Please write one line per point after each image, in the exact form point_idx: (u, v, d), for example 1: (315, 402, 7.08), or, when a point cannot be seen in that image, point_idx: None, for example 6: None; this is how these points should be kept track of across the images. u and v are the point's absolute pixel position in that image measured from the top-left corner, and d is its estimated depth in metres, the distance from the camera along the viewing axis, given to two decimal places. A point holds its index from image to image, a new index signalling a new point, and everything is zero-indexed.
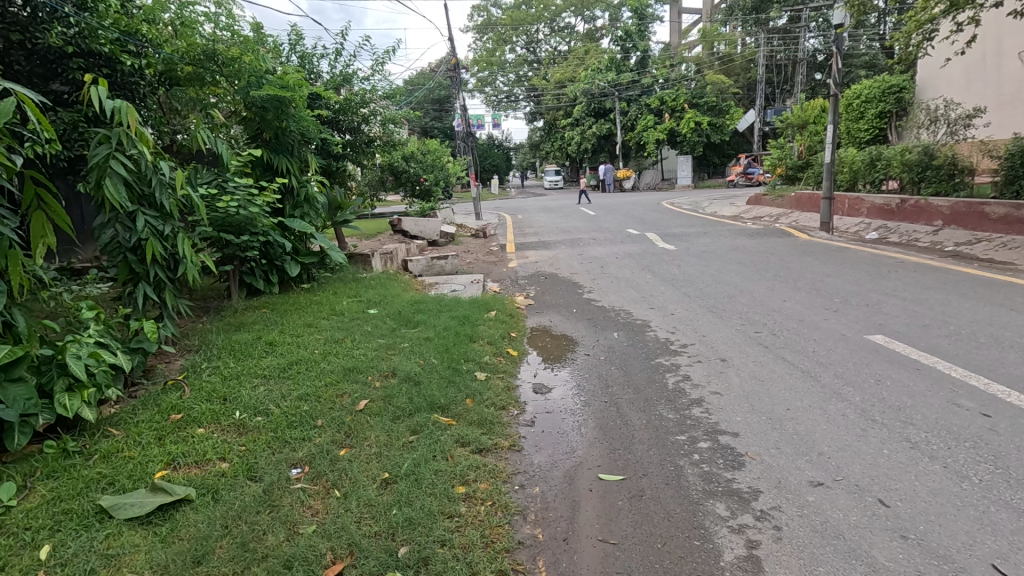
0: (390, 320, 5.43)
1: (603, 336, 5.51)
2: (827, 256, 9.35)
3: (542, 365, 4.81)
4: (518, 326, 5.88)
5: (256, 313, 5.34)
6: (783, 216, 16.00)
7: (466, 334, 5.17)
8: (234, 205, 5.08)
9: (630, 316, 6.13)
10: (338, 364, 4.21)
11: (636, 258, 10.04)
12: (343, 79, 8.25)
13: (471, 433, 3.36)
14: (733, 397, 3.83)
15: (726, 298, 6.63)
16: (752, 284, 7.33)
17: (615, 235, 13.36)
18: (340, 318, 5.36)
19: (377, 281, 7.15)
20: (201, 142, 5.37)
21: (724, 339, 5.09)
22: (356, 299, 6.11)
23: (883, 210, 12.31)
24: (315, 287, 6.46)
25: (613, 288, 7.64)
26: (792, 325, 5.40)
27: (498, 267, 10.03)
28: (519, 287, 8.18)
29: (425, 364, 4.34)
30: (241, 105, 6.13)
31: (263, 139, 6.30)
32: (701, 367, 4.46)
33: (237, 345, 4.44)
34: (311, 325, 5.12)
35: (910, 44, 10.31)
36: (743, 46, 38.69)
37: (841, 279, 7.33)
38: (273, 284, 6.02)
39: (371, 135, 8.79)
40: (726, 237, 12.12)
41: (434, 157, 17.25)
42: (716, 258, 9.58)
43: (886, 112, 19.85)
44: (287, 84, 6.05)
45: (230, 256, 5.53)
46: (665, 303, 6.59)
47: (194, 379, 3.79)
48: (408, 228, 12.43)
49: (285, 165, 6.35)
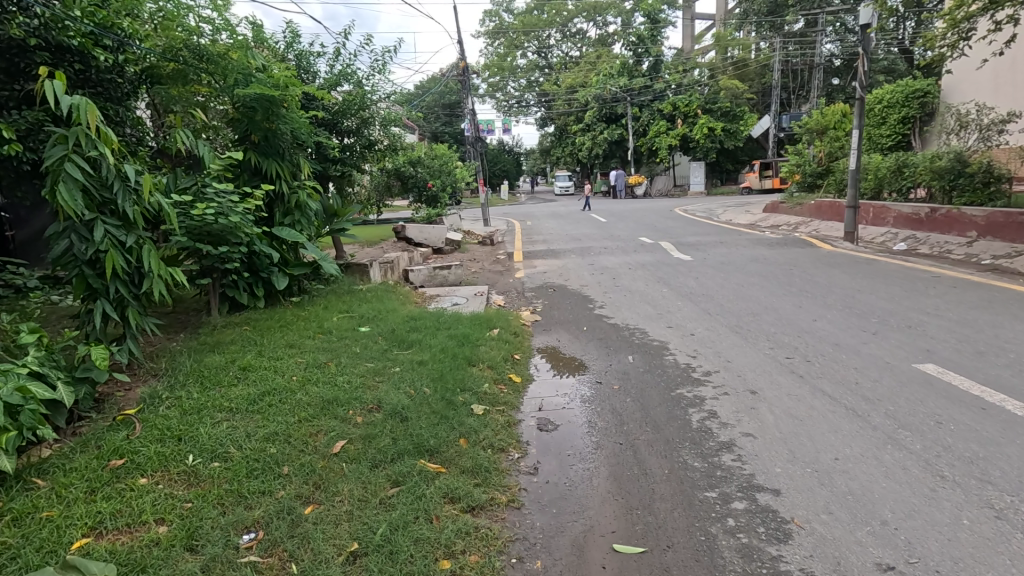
0: (382, 340, 4.94)
1: (616, 359, 4.99)
2: (854, 269, 8.78)
3: (547, 393, 4.31)
4: (523, 347, 5.38)
5: (236, 330, 4.89)
6: (803, 225, 15.41)
7: (464, 358, 4.67)
8: (211, 212, 4.64)
9: (645, 337, 5.62)
10: (317, 395, 3.71)
11: (650, 269, 9.53)
12: (342, 79, 7.84)
13: (461, 485, 2.86)
14: (769, 441, 3.29)
15: (750, 316, 6.09)
16: (778, 300, 6.78)
17: (628, 243, 12.87)
18: (327, 338, 4.89)
19: (373, 294, 6.69)
20: (180, 143, 4.96)
21: (752, 366, 4.55)
22: (347, 315, 5.64)
23: (911, 219, 11.68)
24: (305, 301, 6.01)
25: (626, 303, 7.12)
26: (828, 350, 4.86)
27: (504, 278, 9.56)
28: (525, 300, 7.69)
29: (416, 395, 3.84)
30: (228, 105, 5.72)
31: (251, 142, 5.87)
32: (728, 401, 3.92)
33: (206, 371, 3.97)
34: (294, 345, 4.65)
35: (944, 44, 9.68)
36: (758, 51, 38.12)
37: (875, 295, 6.76)
38: (258, 298, 5.56)
39: (373, 138, 8.36)
40: (745, 247, 11.56)
41: (441, 162, 16.87)
42: (735, 270, 9.05)
43: (910, 117, 19.25)
44: (279, 83, 5.63)
45: (209, 267, 5.08)
46: (684, 321, 6.07)
47: (149, 414, 3.32)
48: (413, 235, 12.04)
49: (275, 170, 5.91)
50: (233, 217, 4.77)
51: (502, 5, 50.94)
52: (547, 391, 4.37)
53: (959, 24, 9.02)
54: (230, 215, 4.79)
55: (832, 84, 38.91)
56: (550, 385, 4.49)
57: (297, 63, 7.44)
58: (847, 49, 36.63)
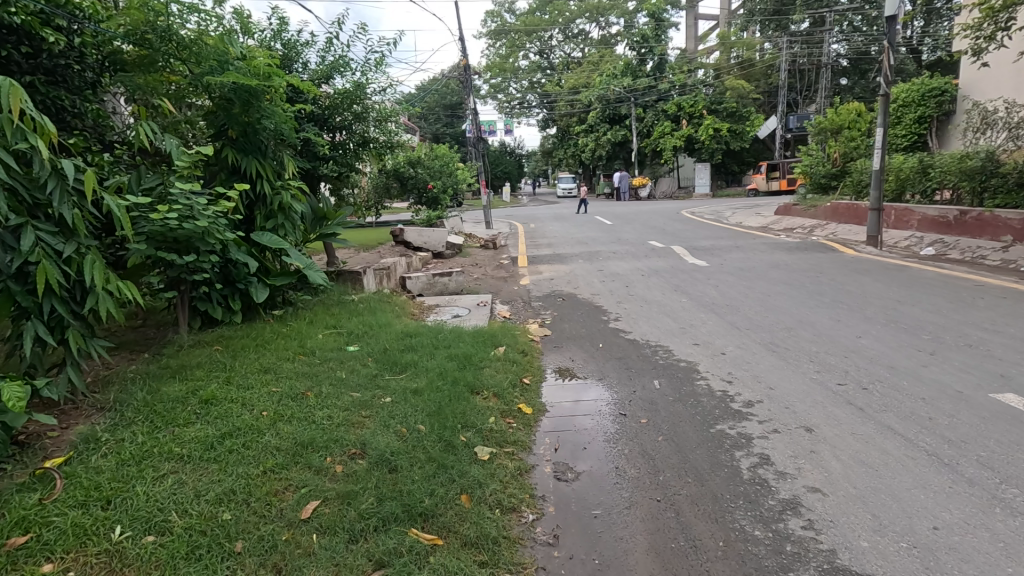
0: (372, 363, 4.32)
1: (640, 384, 4.36)
2: (887, 276, 8.15)
3: (567, 429, 3.66)
4: (532, 368, 4.75)
5: (204, 351, 4.27)
6: (819, 228, 14.77)
7: (466, 385, 4.04)
8: (174, 214, 4.03)
9: (671, 356, 4.99)
10: (289, 437, 3.08)
11: (664, 275, 8.93)
12: (332, 70, 7.21)
13: (462, 567, 2.25)
14: (845, 501, 2.67)
15: (785, 331, 5.46)
16: (813, 313, 6.14)
17: (638, 248, 12.24)
18: (309, 361, 4.26)
19: (366, 305, 6.08)
20: (143, 137, 4.35)
21: (801, 394, 3.92)
22: (335, 332, 5.02)
23: (938, 222, 11.04)
24: (289, 315, 5.38)
25: (644, 314, 6.51)
26: (885, 374, 4.22)
27: (508, 285, 8.96)
28: (532, 310, 7.08)
29: (410, 436, 3.21)
30: (205, 96, 5.23)
31: (228, 137, 5.40)
32: (781, 441, 3.30)
33: (160, 404, 3.34)
34: (271, 370, 4.03)
35: (980, 35, 9.01)
36: (764, 51, 37.48)
37: (919, 307, 6.12)
38: (234, 312, 4.94)
39: (366, 136, 7.70)
40: (761, 251, 10.96)
41: (442, 163, 16.32)
42: (757, 277, 8.42)
43: (926, 116, 18.60)
44: (259, 72, 5.15)
45: (176, 278, 4.45)
46: (712, 337, 5.45)
47: (77, 465, 2.69)
48: (411, 238, 11.47)
49: (255, 169, 5.38)
50: (201, 220, 4.15)
51: (504, 6, 50.55)
52: (564, 424, 3.74)
53: (998, 13, 8.37)
54: (198, 218, 4.18)
55: (840, 85, 38.26)
56: (566, 416, 3.86)
57: (284, 54, 6.86)
58: (855, 49, 35.99)
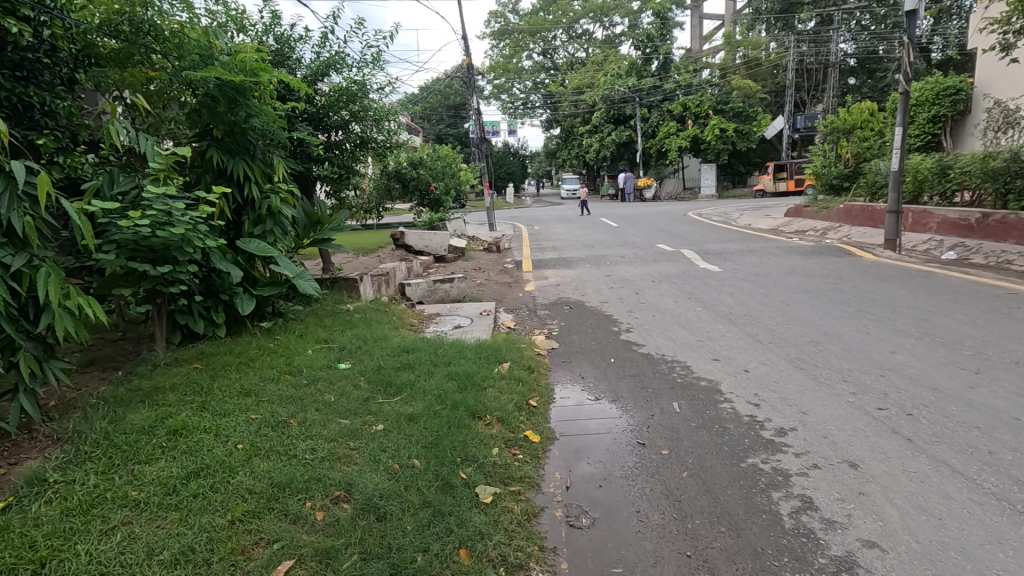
0: (365, 384, 3.95)
1: (658, 408, 3.97)
2: (910, 283, 7.74)
3: (580, 457, 3.34)
4: (539, 388, 4.37)
5: (182, 371, 3.90)
6: (831, 231, 14.35)
7: (466, 409, 3.67)
8: (147, 221, 3.67)
9: (690, 373, 4.61)
10: (265, 475, 2.72)
11: (676, 282, 8.55)
12: (328, 66, 6.83)
13: None
14: (909, 561, 2.28)
15: (812, 346, 5.06)
16: (839, 324, 5.74)
17: (646, 251, 11.85)
18: (295, 381, 3.89)
19: (362, 316, 5.72)
20: (114, 136, 3.99)
21: (839, 422, 3.53)
22: (325, 347, 4.66)
23: (959, 225, 10.62)
24: (277, 329, 5.01)
25: (657, 324, 6.13)
26: (929, 398, 3.82)
27: (512, 291, 8.59)
28: (538, 320, 6.70)
29: (402, 474, 2.84)
30: (188, 94, 4.89)
31: (213, 137, 5.06)
32: (824, 480, 2.92)
33: (122, 436, 2.97)
34: (251, 393, 3.66)
35: (1009, 28, 8.58)
36: (770, 50, 37.03)
37: (953, 318, 5.71)
38: (217, 326, 4.57)
39: (362, 135, 7.31)
40: (775, 255, 10.56)
41: (444, 163, 15.96)
42: (774, 284, 8.01)
43: (940, 116, 18.14)
44: (246, 68, 4.85)
45: (152, 291, 4.09)
46: (733, 352, 5.06)
47: (13, 517, 2.31)
48: (412, 242, 11.11)
49: (242, 171, 5.03)
50: (178, 228, 3.79)
51: (508, 6, 50.24)
52: (576, 456, 3.35)
53: None
54: (175, 225, 3.83)
55: (848, 84, 37.73)
56: (579, 446, 3.48)
57: (277, 50, 6.50)
58: (864, 48, 35.52)
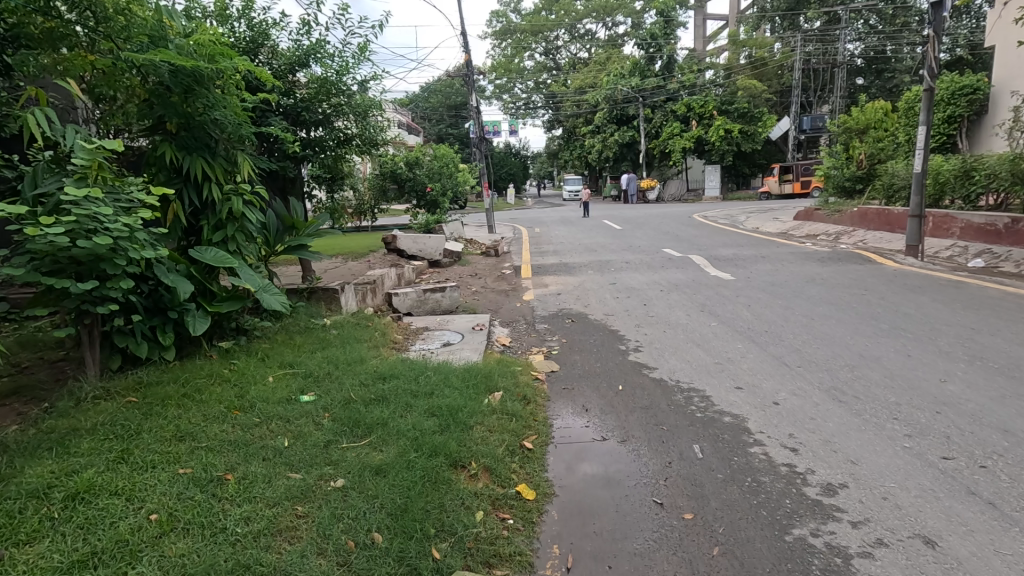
0: (329, 423, 3.33)
1: (677, 453, 3.33)
2: (942, 294, 7.10)
3: (581, 457, 3.33)
4: (536, 425, 3.75)
5: (110, 407, 3.27)
6: (845, 236, 13.73)
7: (446, 458, 3.05)
8: (62, 230, 3.05)
9: (710, 406, 3.98)
10: (179, 564, 2.10)
11: (687, 291, 7.92)
12: (307, 54, 6.17)
13: None
14: None
15: (848, 372, 4.43)
16: (873, 344, 5.11)
17: (653, 257, 11.19)
18: (244, 421, 3.27)
19: (339, 334, 5.12)
20: (32, 129, 3.36)
21: (898, 477, 2.91)
22: (289, 374, 4.03)
23: (985, 230, 9.99)
24: (238, 351, 4.38)
25: (669, 342, 5.51)
26: (1003, 444, 3.18)
27: (509, 300, 7.99)
28: (537, 335, 6.08)
29: (357, 559, 2.25)
30: (135, 81, 4.28)
31: (166, 131, 4.46)
32: (896, 563, 2.30)
33: (4, 503, 2.35)
34: (187, 436, 3.03)
35: None
36: (776, 50, 36.41)
37: (1003, 337, 5.09)
38: (165, 349, 3.96)
39: (346, 132, 6.66)
40: (790, 262, 9.92)
41: (441, 164, 15.36)
42: (793, 295, 7.37)
43: (957, 116, 17.46)
44: (203, 52, 4.29)
45: (81, 312, 3.47)
46: (758, 379, 4.43)
47: None
48: (405, 246, 10.51)
49: (200, 170, 4.44)
50: (104, 239, 3.17)
51: (510, 6, 49.65)
52: (576, 456, 3.35)
53: None
54: (100, 233, 3.21)
55: (855, 85, 37.02)
56: (581, 472, 3.17)
57: (249, 37, 5.89)
58: (871, 47, 34.89)
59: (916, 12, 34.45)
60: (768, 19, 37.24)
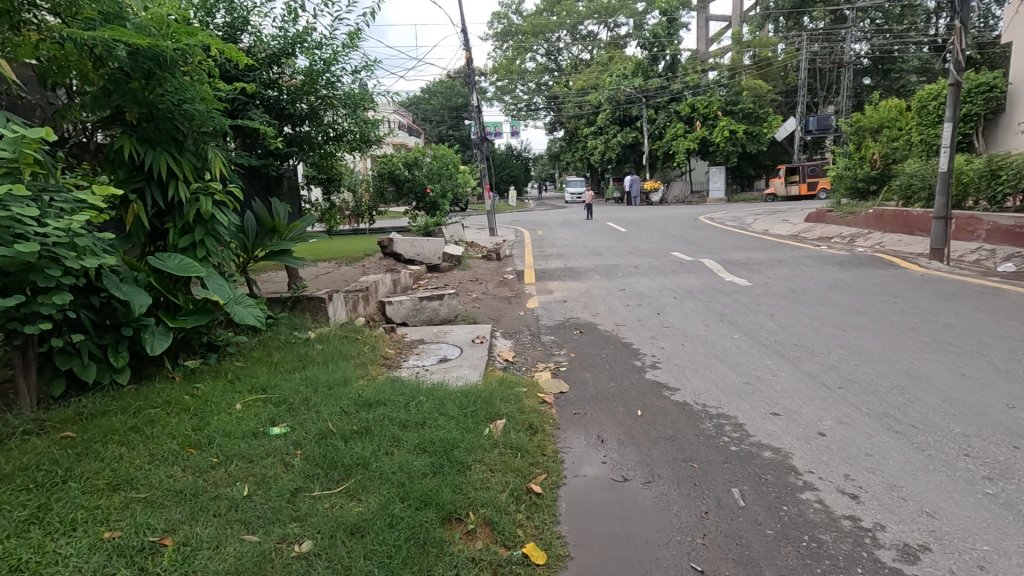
0: (298, 465, 2.80)
1: (714, 501, 2.79)
2: (980, 301, 6.56)
3: (596, 492, 2.93)
4: (544, 461, 3.22)
5: (40, 445, 2.75)
6: (861, 239, 13.19)
7: (438, 510, 2.54)
8: None
9: (745, 437, 3.45)
10: None
11: (702, 298, 7.39)
12: (293, 42, 5.63)
13: None
14: None
15: (899, 396, 3.89)
16: (920, 360, 4.57)
17: (662, 260, 10.69)
18: (198, 462, 2.74)
19: (323, 351, 4.61)
20: None
21: (991, 537, 2.39)
22: (260, 399, 3.49)
23: (1013, 233, 9.47)
24: (205, 371, 3.86)
25: (688, 357, 4.98)
26: None
27: (512, 308, 7.47)
28: (542, 348, 5.56)
29: None
30: (89, 65, 3.78)
31: (127, 122, 3.97)
32: None
33: None
34: (124, 485, 2.51)
35: None
36: (780, 50, 35.94)
37: None
38: (119, 371, 3.44)
39: (336, 127, 6.13)
40: (809, 267, 9.39)
41: (442, 164, 14.73)
42: (817, 303, 6.83)
43: (972, 115, 16.92)
44: (167, 32, 3.84)
45: (10, 332, 2.95)
46: (796, 403, 3.89)
47: None
48: (402, 250, 10.00)
49: (164, 166, 3.93)
50: (31, 246, 2.64)
51: (511, 7, 49.29)
52: (590, 491, 2.95)
53: None
54: (29, 239, 2.74)
55: (862, 84, 36.47)
56: (599, 512, 2.76)
57: (226, 24, 5.38)
58: (878, 47, 34.40)
59: (923, 11, 33.97)
60: (772, 18, 36.75)
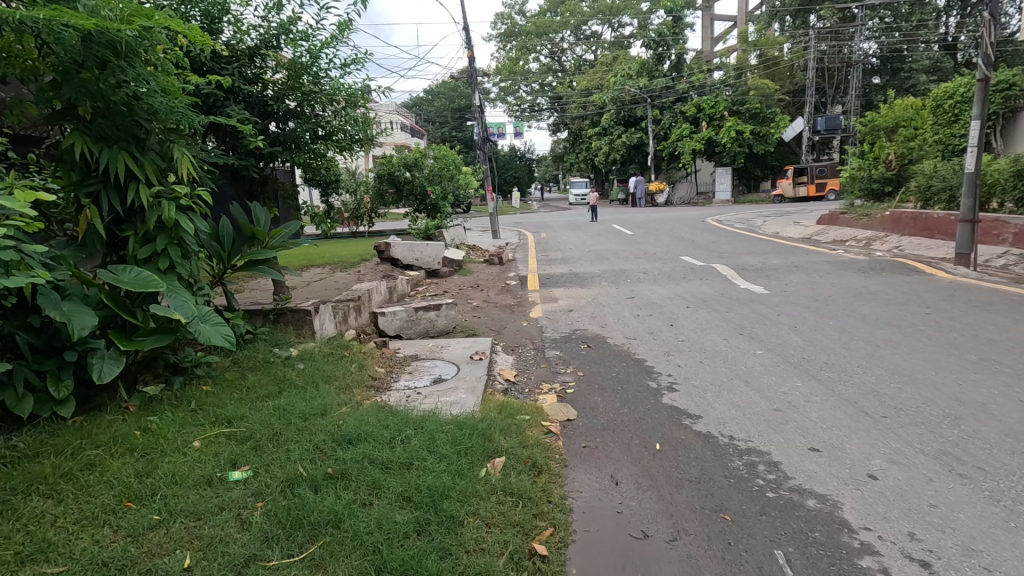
0: (255, 525, 2.34)
1: (755, 568, 2.32)
2: (1020, 311, 6.05)
3: (614, 554, 2.46)
4: (549, 511, 2.75)
5: None
6: (878, 242, 12.66)
7: None
8: None
9: (783, 480, 2.97)
10: None
11: (718, 307, 6.92)
12: (276, 33, 5.17)
13: None
14: None
15: (955, 429, 3.40)
16: (970, 384, 4.08)
17: (672, 265, 10.21)
18: (134, 522, 2.28)
19: (304, 372, 4.15)
20: None
21: None
22: (223, 434, 3.04)
23: None
24: (166, 399, 3.41)
25: (708, 378, 4.50)
26: None
27: (514, 318, 7.02)
28: (547, 365, 5.09)
29: None
30: (36, 53, 3.34)
31: (81, 118, 3.53)
32: None
33: None
34: (36, 557, 2.07)
35: None
36: (787, 49, 35.40)
37: None
38: (61, 404, 3.00)
39: (325, 125, 5.66)
40: (828, 273, 8.90)
41: (443, 165, 14.24)
42: (843, 313, 6.33)
43: (991, 113, 16.34)
44: (124, 16, 3.39)
45: None
46: (837, 436, 3.40)
47: None
48: (399, 254, 9.58)
49: (122, 167, 3.49)
50: None
51: (515, 8, 48.94)
52: (605, 554, 2.46)
53: None
54: None
55: (871, 84, 35.85)
56: None
57: (202, 11, 4.92)
58: (887, 46, 33.77)
59: (933, 10, 33.36)
60: (779, 17, 36.21)
